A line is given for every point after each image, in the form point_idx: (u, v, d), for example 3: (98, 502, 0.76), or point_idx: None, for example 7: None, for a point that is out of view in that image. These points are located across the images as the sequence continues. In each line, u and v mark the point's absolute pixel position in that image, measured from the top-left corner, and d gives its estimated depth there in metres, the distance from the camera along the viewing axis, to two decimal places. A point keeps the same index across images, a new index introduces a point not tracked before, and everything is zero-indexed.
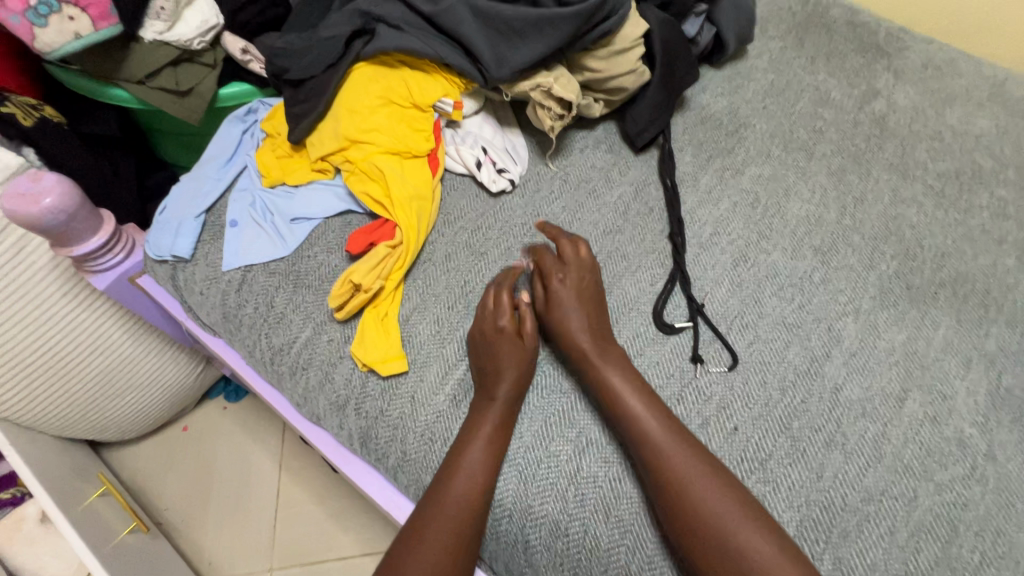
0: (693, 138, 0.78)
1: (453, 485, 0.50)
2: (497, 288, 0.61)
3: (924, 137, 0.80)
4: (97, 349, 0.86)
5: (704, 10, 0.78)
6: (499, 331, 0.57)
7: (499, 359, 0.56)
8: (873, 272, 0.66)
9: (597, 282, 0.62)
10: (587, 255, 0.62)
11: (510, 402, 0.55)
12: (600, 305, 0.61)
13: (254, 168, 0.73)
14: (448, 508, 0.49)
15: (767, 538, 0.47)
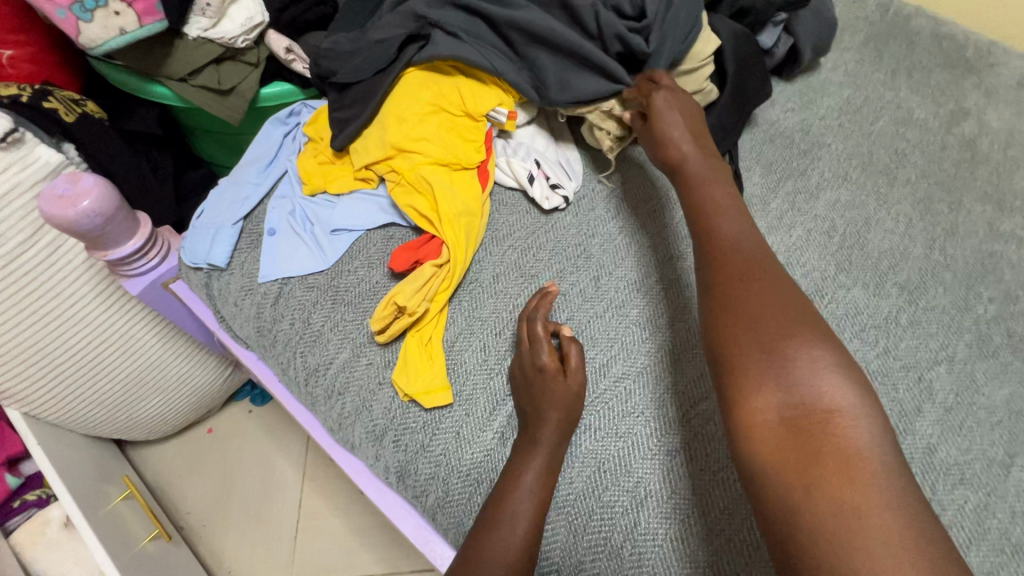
0: (762, 157, 0.72)
1: (498, 536, 0.45)
2: (530, 321, 0.55)
3: (1022, 164, 0.72)
4: (127, 350, 0.84)
5: (784, 19, 0.71)
6: (540, 369, 0.52)
7: (542, 401, 0.51)
8: (969, 316, 0.59)
9: (698, 111, 0.57)
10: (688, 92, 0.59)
11: (557, 445, 0.49)
12: (700, 126, 0.56)
13: (295, 173, 0.69)
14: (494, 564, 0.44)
15: (842, 376, 0.37)
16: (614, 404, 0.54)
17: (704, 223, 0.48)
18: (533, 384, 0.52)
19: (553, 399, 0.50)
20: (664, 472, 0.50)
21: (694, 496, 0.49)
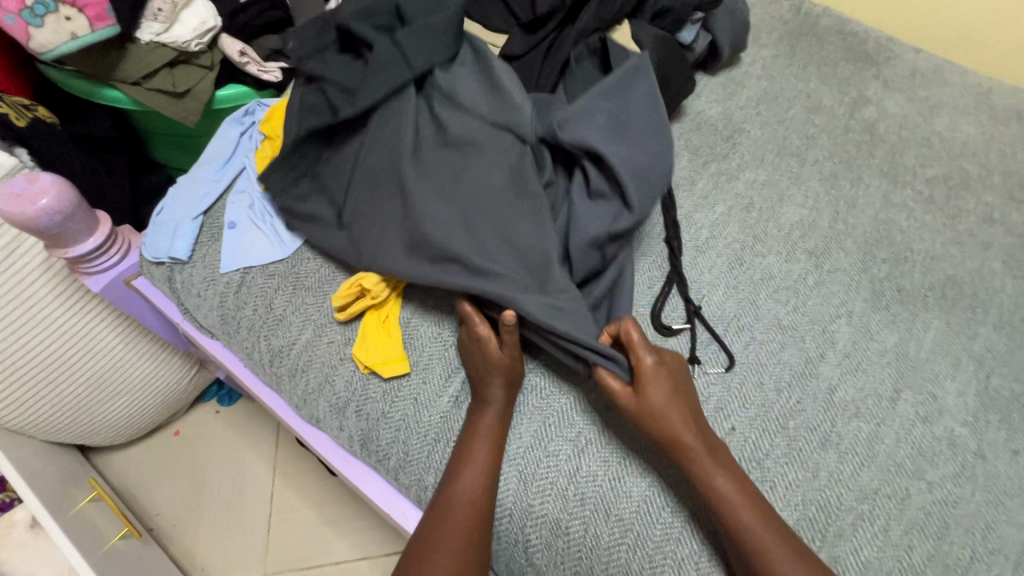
0: (689, 144, 0.80)
1: (460, 487, 0.50)
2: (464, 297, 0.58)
3: (913, 144, 0.82)
4: (91, 351, 0.85)
5: (700, 18, 0.78)
6: (477, 338, 0.56)
7: (484, 363, 0.55)
8: (865, 276, 0.68)
9: (682, 373, 0.55)
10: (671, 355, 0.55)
11: (505, 402, 0.55)
12: (689, 392, 0.54)
13: (253, 169, 0.72)
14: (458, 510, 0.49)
15: None
16: (555, 367, 0.60)
17: (703, 470, 0.50)
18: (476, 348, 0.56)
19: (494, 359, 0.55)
20: (602, 423, 0.57)
21: (629, 438, 0.56)
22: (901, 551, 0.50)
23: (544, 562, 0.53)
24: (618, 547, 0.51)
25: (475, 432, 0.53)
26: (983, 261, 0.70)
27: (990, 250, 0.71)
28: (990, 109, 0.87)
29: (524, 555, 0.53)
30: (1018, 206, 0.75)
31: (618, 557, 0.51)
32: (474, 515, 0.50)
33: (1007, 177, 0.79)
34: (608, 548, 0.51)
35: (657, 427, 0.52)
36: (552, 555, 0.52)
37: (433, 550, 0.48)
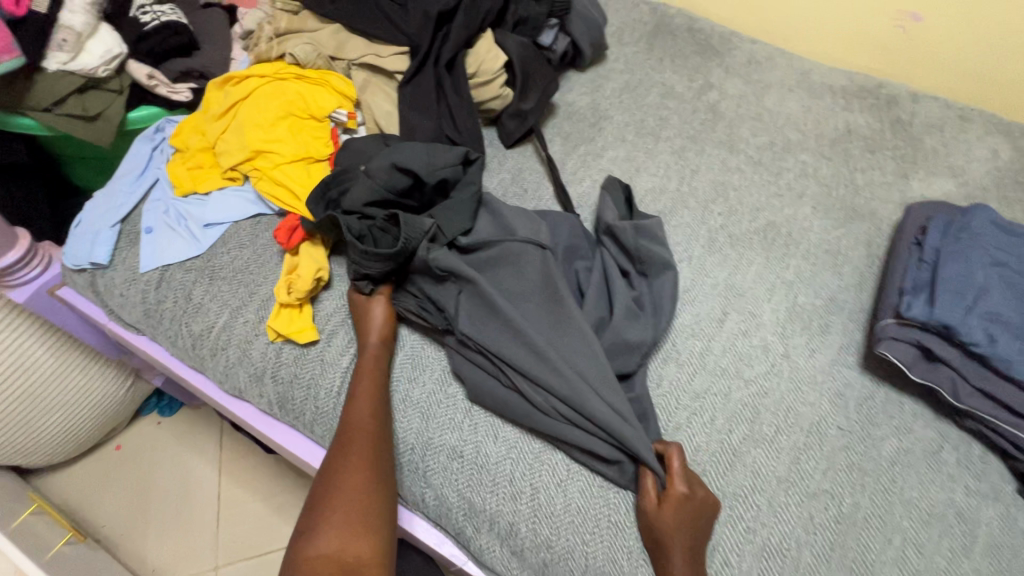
0: (561, 131, 0.92)
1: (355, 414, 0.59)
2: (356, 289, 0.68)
3: (747, 119, 0.98)
4: (21, 369, 0.88)
5: (555, 24, 0.92)
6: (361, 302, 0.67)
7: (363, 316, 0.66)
8: (703, 227, 0.82)
9: (703, 504, 0.55)
10: (702, 491, 0.56)
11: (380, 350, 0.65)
12: (703, 517, 0.55)
13: (166, 180, 0.79)
14: (357, 431, 0.58)
15: None
16: None
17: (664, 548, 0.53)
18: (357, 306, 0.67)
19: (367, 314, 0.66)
20: None
21: None
22: (724, 433, 0.63)
23: (441, 482, 0.60)
24: (506, 462, 0.60)
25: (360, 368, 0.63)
26: (797, 208, 0.85)
27: (803, 198, 0.86)
28: (809, 86, 1.04)
29: (424, 479, 0.61)
30: (828, 162, 0.92)
31: (506, 471, 0.60)
32: (372, 430, 0.58)
33: (820, 140, 0.95)
34: (497, 464, 0.60)
35: (655, 538, 0.54)
36: (448, 474, 0.60)
37: (340, 469, 0.55)
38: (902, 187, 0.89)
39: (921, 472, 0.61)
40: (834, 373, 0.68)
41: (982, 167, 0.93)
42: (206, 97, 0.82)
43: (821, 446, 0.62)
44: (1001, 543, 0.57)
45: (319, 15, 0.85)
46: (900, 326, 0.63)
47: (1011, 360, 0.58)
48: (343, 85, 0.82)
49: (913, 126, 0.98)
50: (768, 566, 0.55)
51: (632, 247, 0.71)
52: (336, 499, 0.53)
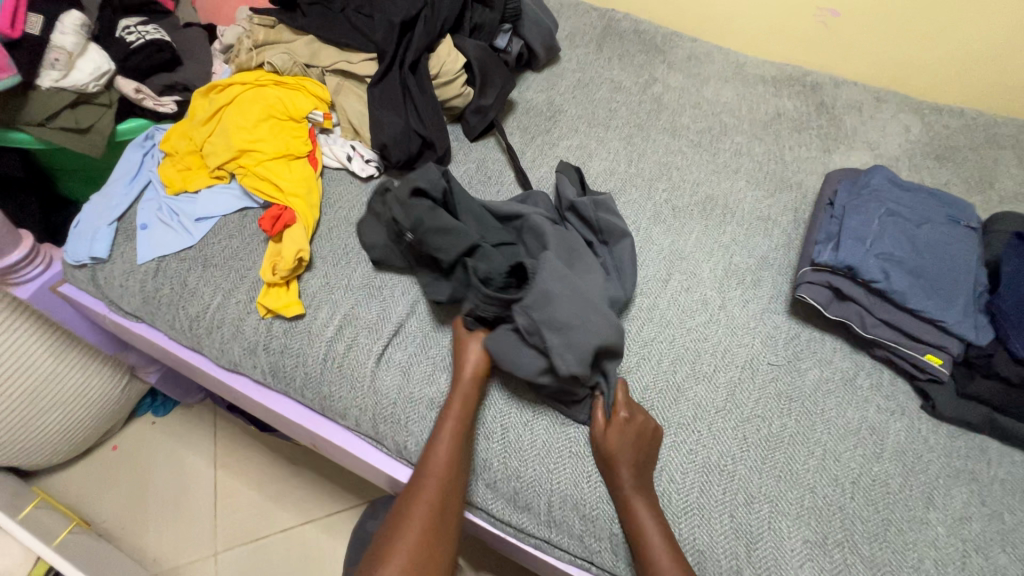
0: (520, 124, 1.02)
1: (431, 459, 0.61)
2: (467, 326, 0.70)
3: (688, 108, 1.08)
4: (25, 369, 0.93)
5: (509, 28, 1.01)
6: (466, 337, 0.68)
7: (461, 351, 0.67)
8: (649, 202, 0.91)
9: (646, 426, 0.64)
10: (645, 418, 0.64)
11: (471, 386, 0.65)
12: (648, 440, 0.63)
13: (158, 181, 0.86)
14: (429, 477, 0.60)
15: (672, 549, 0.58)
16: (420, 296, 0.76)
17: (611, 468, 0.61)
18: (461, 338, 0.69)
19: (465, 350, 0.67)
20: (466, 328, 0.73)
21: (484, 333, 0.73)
22: (670, 373, 0.72)
23: (422, 428, 0.68)
24: (478, 407, 0.68)
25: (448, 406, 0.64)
26: (733, 182, 0.95)
27: (738, 173, 0.96)
28: (743, 77, 1.15)
29: (405, 427, 0.68)
30: (761, 142, 1.02)
31: (478, 414, 0.67)
32: (444, 478, 0.60)
33: (753, 123, 1.06)
34: (470, 409, 0.68)
35: (602, 458, 0.62)
36: (427, 422, 0.68)
37: (407, 510, 0.59)
38: (825, 160, 1.00)
39: (839, 395, 0.70)
40: (765, 318, 0.77)
41: (896, 141, 1.04)
42: (192, 106, 0.90)
43: (753, 379, 0.71)
44: (907, 449, 0.66)
45: (293, 28, 0.94)
46: (816, 271, 0.72)
47: (904, 292, 0.67)
48: (319, 89, 0.91)
49: (835, 108, 1.09)
50: (708, 479, 0.64)
51: (593, 220, 0.80)
52: (404, 541, 0.57)
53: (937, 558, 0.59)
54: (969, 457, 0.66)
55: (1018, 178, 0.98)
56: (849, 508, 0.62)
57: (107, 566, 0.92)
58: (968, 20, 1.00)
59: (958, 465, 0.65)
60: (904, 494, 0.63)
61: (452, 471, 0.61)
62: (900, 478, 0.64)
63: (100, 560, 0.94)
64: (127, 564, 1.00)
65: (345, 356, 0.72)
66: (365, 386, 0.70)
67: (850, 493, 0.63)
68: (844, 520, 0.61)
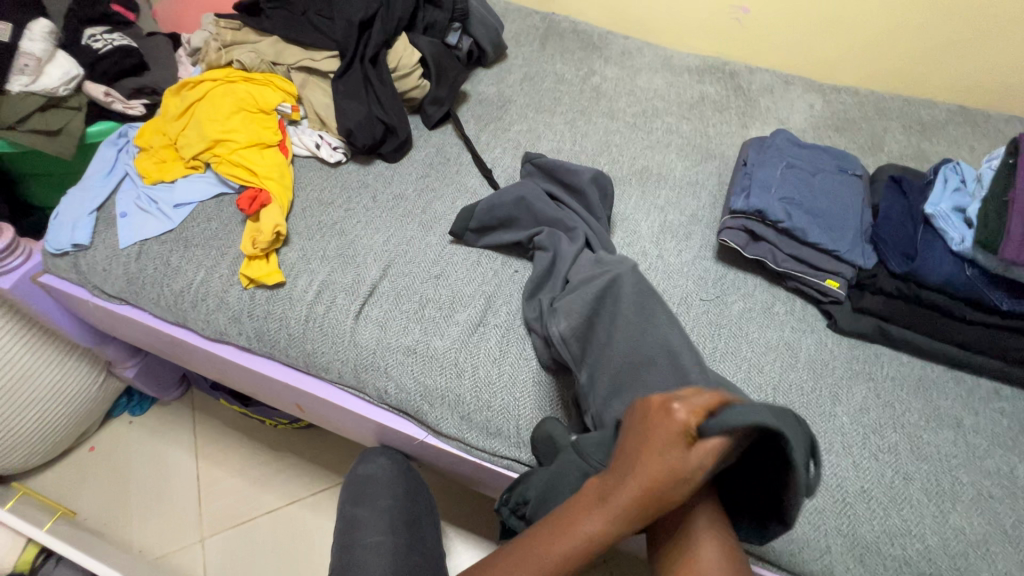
0: (475, 114, 1.11)
1: (532, 548, 0.53)
2: (673, 402, 0.48)
3: (623, 94, 1.18)
4: (5, 368, 0.93)
5: (458, 27, 1.12)
6: (671, 410, 0.47)
7: (640, 457, 0.48)
8: None
9: (674, 460, 0.46)
10: (658, 435, 0.47)
11: (637, 493, 0.48)
12: (665, 481, 0.47)
13: (135, 174, 0.92)
14: (558, 541, 0.52)
15: None
16: (389, 261, 0.84)
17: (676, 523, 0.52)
18: (651, 420, 0.49)
19: (657, 453, 0.47)
20: (436, 288, 0.82)
21: (456, 291, 0.81)
22: None
23: (402, 372, 0.75)
24: (452, 352, 0.75)
25: (589, 513, 0.51)
26: (664, 155, 1.06)
27: (669, 147, 1.07)
28: (672, 67, 1.25)
29: (386, 373, 0.75)
30: (688, 121, 1.13)
31: (453, 357, 0.75)
32: (562, 553, 0.51)
33: (681, 105, 1.17)
34: (445, 353, 0.75)
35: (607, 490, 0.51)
36: (409, 368, 0.75)
37: (516, 565, 0.52)
38: (743, 135, 1.12)
39: (760, 321, 0.82)
40: (697, 264, 0.89)
41: (803, 116, 1.16)
42: (164, 102, 0.96)
43: (689, 312, 0.83)
44: (817, 359, 0.78)
45: (258, 30, 1.03)
46: (734, 217, 0.84)
47: (804, 229, 0.80)
48: (286, 84, 0.99)
49: (751, 91, 1.21)
50: None
51: (577, 183, 0.89)
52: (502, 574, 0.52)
53: (843, 441, 0.71)
54: (865, 361, 0.79)
55: (904, 143, 1.11)
56: None
57: (97, 548, 0.95)
58: (864, 10, 1.13)
59: (859, 370, 0.78)
60: (815, 393, 0.75)
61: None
62: (811, 381, 0.76)
63: (89, 543, 0.96)
64: (115, 550, 1.02)
65: (325, 315, 0.79)
66: (345, 340, 0.77)
67: (773, 396, 0.75)
68: None
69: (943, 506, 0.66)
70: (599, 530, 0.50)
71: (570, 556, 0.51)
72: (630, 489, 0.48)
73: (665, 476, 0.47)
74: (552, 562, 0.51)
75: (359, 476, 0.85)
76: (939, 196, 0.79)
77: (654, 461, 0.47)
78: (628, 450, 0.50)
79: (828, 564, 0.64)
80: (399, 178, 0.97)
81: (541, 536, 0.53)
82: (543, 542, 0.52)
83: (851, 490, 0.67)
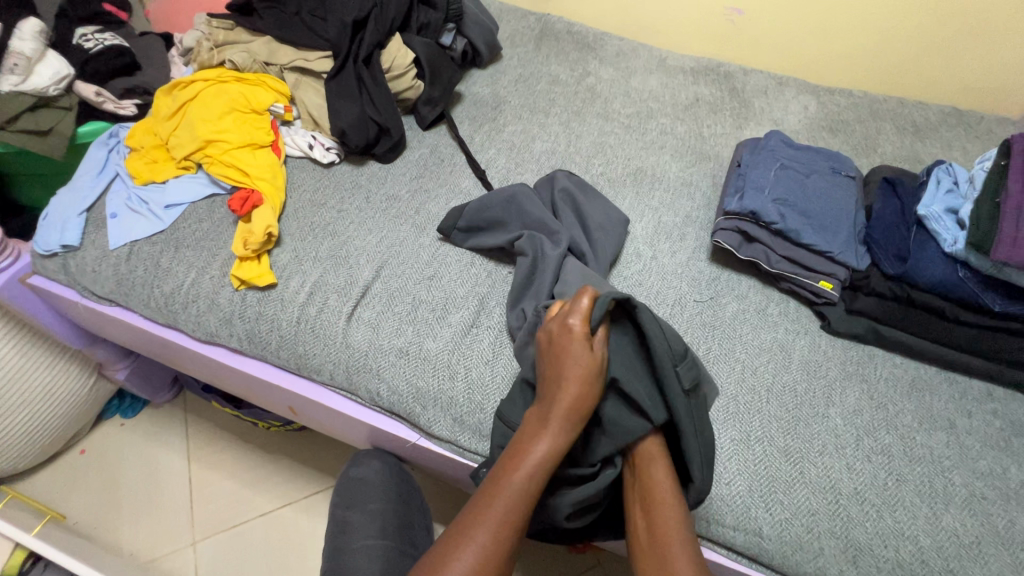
0: (469, 115, 1.11)
1: (497, 492, 0.55)
2: (564, 318, 0.63)
3: (618, 96, 1.18)
4: None
5: (452, 27, 1.12)
6: (568, 324, 0.62)
7: (563, 362, 0.60)
8: (587, 176, 1.02)
9: (583, 356, 0.59)
10: (568, 344, 0.60)
11: (570, 394, 0.58)
12: (584, 377, 0.59)
13: (126, 174, 0.92)
14: (518, 469, 0.56)
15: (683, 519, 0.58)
16: (381, 263, 0.84)
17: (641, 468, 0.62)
18: (556, 341, 0.62)
19: (573, 357, 0.59)
20: (429, 289, 0.81)
21: (449, 293, 0.81)
22: None
23: (394, 374, 0.74)
24: (444, 353, 0.75)
25: (538, 435, 0.58)
26: (659, 156, 1.06)
27: (663, 149, 1.07)
28: (667, 69, 1.25)
29: (378, 375, 0.75)
30: (682, 122, 1.13)
31: (445, 359, 0.74)
32: (526, 477, 0.56)
33: (676, 107, 1.17)
34: (438, 355, 0.75)
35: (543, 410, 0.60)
36: (402, 370, 0.74)
37: (485, 507, 0.55)
38: (738, 136, 1.12)
39: (753, 322, 0.82)
40: (691, 266, 0.89)
41: (797, 118, 1.16)
42: (156, 102, 0.96)
43: (683, 313, 0.83)
44: (810, 360, 0.78)
45: (251, 30, 1.03)
46: (727, 219, 0.84)
47: (798, 230, 0.79)
48: (279, 84, 0.98)
49: (745, 93, 1.21)
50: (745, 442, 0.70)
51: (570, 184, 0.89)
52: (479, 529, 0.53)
53: (836, 442, 0.71)
54: (858, 362, 0.79)
55: (897, 144, 1.11)
56: (765, 410, 0.73)
57: (87, 552, 0.94)
58: (858, 12, 1.13)
59: (852, 371, 0.78)
60: (809, 395, 0.75)
61: (512, 521, 0.54)
62: (804, 382, 0.76)
63: (78, 546, 0.95)
64: (105, 554, 1.01)
65: (317, 317, 0.78)
66: (337, 342, 0.77)
67: (766, 397, 0.75)
68: (761, 419, 0.72)
69: (936, 507, 0.66)
70: (552, 447, 0.57)
71: (534, 471, 0.56)
72: (563, 394, 0.58)
73: (582, 366, 0.59)
74: (519, 489, 0.55)
75: (351, 479, 0.85)
76: (932, 198, 0.80)
77: (569, 359, 0.60)
78: (550, 368, 0.61)
79: (822, 566, 0.64)
80: (393, 179, 0.97)
81: (501, 476, 0.56)
82: (506, 476, 0.56)
83: (844, 491, 0.67)
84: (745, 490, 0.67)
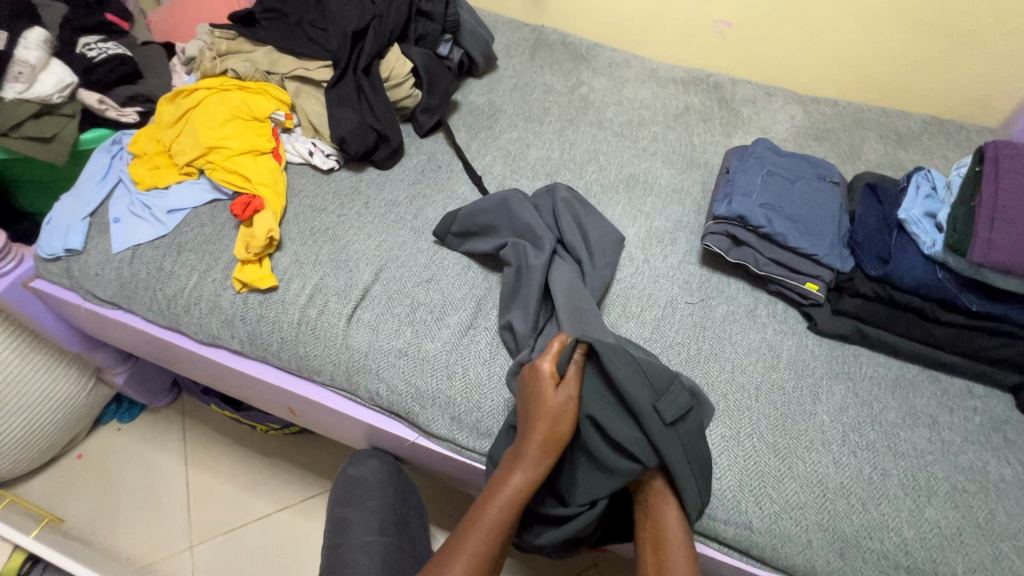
0: (466, 123, 1.14)
1: (480, 521, 0.61)
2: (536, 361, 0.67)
3: (611, 105, 1.21)
4: None
5: (449, 38, 1.15)
6: (538, 368, 0.66)
7: (533, 404, 0.64)
8: (581, 182, 1.04)
9: (552, 399, 0.63)
10: (538, 388, 0.64)
11: (540, 434, 0.62)
12: (554, 418, 0.63)
13: (129, 180, 0.93)
14: (497, 501, 0.62)
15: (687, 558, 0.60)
16: (380, 266, 0.86)
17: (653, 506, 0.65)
18: (529, 382, 0.66)
19: (543, 401, 0.63)
20: (427, 292, 0.83)
21: (447, 295, 0.83)
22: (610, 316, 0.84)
23: (393, 375, 0.76)
24: (443, 354, 0.77)
25: (513, 469, 0.63)
26: (650, 162, 1.09)
27: (655, 156, 1.11)
28: (658, 79, 1.28)
29: (377, 375, 0.76)
30: (673, 130, 1.17)
31: (444, 359, 0.76)
32: (502, 509, 0.61)
33: (666, 115, 1.20)
34: (436, 355, 0.77)
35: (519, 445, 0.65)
36: (401, 370, 0.76)
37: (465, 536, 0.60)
38: (727, 144, 1.15)
39: (743, 322, 0.85)
40: (681, 269, 0.91)
41: (784, 127, 1.19)
42: (159, 110, 0.98)
43: (674, 315, 0.85)
44: (798, 359, 0.81)
45: (252, 40, 1.05)
46: (716, 223, 0.87)
47: (784, 234, 0.82)
48: (280, 93, 1.00)
49: (734, 102, 1.24)
50: (737, 440, 0.72)
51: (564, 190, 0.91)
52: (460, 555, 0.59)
53: (824, 438, 0.73)
54: (844, 361, 0.81)
55: (880, 151, 1.15)
56: (754, 408, 0.76)
57: (85, 556, 0.94)
58: (841, 26, 1.17)
59: (838, 369, 0.80)
60: (796, 393, 0.77)
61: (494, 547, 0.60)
62: (792, 381, 0.78)
63: (75, 550, 0.95)
64: (102, 557, 1.01)
65: (317, 319, 0.80)
66: (337, 343, 0.78)
67: (755, 395, 0.77)
68: (751, 417, 0.75)
69: (919, 500, 0.68)
70: (527, 480, 0.62)
71: (508, 505, 0.61)
72: (534, 434, 0.63)
73: (552, 410, 0.63)
74: (496, 519, 0.61)
75: (350, 478, 0.86)
76: (911, 203, 0.83)
77: (539, 400, 0.64)
78: (524, 407, 0.66)
79: (811, 558, 0.66)
80: (391, 184, 0.99)
81: (481, 503, 0.62)
82: (486, 506, 0.62)
83: (832, 485, 0.69)
84: (736, 485, 0.69)
